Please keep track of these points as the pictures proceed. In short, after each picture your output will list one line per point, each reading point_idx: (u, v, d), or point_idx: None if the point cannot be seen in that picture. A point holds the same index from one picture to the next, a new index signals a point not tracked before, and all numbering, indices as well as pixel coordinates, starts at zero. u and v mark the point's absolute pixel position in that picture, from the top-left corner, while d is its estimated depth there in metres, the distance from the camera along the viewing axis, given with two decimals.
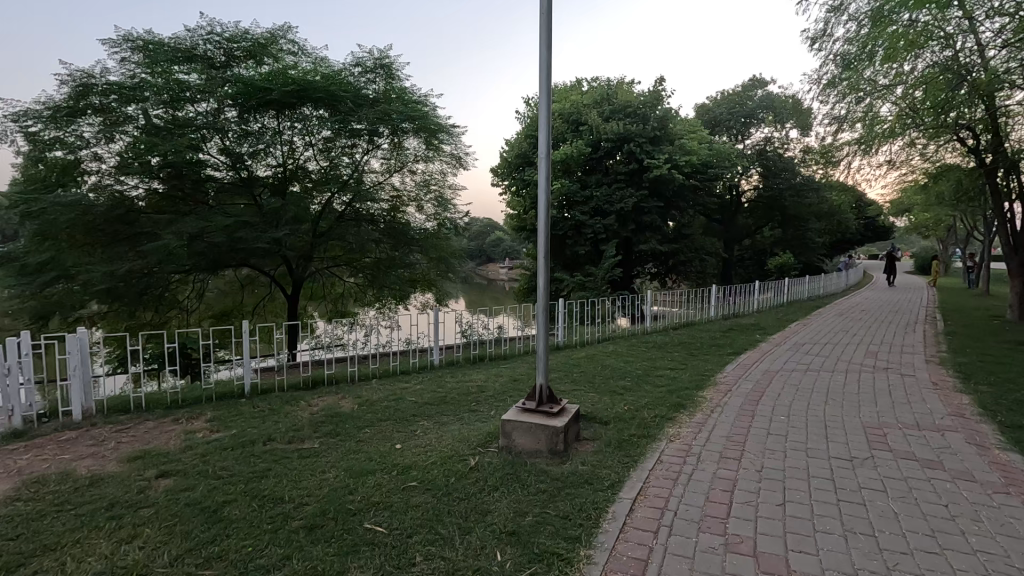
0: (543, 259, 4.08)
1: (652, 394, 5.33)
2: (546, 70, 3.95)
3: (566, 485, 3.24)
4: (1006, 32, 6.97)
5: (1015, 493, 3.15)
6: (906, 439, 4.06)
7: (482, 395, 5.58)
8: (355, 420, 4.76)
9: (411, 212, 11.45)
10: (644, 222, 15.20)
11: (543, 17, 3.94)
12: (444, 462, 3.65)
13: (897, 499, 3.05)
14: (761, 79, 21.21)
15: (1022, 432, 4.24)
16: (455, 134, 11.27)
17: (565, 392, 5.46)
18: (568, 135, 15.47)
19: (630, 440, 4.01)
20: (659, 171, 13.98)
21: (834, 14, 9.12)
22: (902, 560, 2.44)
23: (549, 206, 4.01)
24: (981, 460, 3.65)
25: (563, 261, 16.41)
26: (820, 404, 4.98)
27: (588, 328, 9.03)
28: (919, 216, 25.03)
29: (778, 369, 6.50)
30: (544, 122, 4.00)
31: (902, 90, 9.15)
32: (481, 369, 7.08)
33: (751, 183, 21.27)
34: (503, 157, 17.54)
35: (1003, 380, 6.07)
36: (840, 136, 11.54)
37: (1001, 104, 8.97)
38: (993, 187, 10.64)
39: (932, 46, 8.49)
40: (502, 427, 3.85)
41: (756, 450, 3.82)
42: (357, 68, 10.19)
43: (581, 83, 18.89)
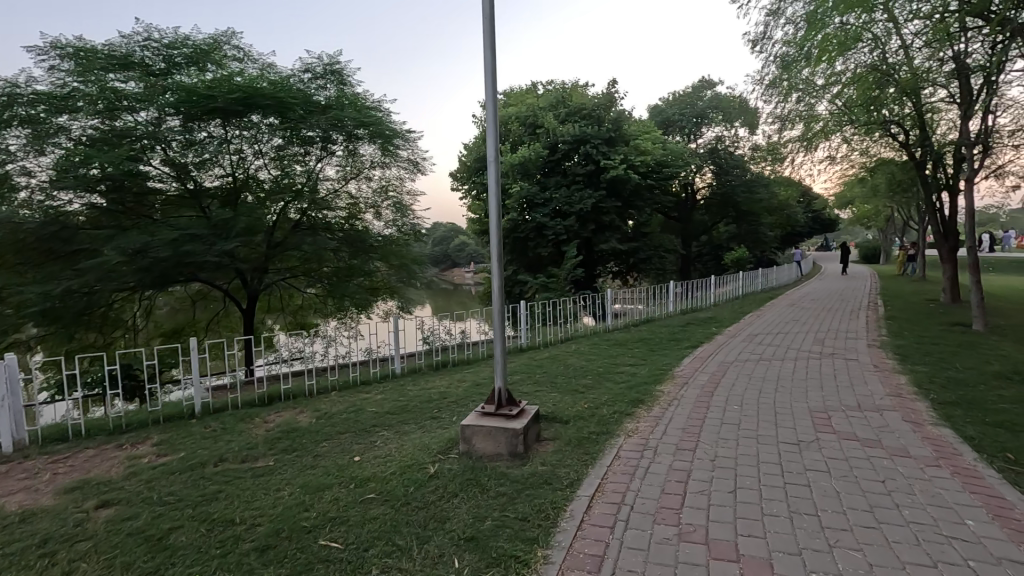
0: (496, 262, 4.09)
1: (612, 391, 5.41)
2: (491, 75, 3.97)
3: (525, 488, 3.24)
4: (926, 34, 7.44)
5: (945, 466, 3.36)
6: (848, 421, 4.27)
7: (445, 401, 5.52)
8: (313, 434, 4.64)
9: (369, 219, 11.26)
10: (604, 222, 15.44)
11: (487, 23, 3.96)
12: (403, 472, 3.60)
13: (839, 479, 3.20)
14: (710, 80, 21.90)
15: (952, 408, 4.53)
16: (411, 140, 11.17)
17: (527, 393, 5.47)
18: (525, 138, 15.60)
19: (590, 438, 4.06)
20: (615, 171, 14.26)
21: (772, 17, 9.51)
22: (842, 537, 2.56)
23: (501, 208, 4.02)
24: (916, 437, 3.88)
25: (526, 263, 16.49)
26: (771, 392, 5.17)
27: (551, 328, 9.08)
28: (861, 208, 26.42)
29: (731, 360, 6.71)
30: (492, 126, 4.03)
31: (836, 89, 9.62)
32: (444, 375, 7.00)
33: (705, 181, 21.93)
34: (462, 162, 17.51)
35: (937, 359, 6.46)
36: (784, 134, 12.04)
37: (925, 100, 9.57)
38: (922, 179, 11.30)
39: (862, 47, 8.96)
40: (462, 433, 3.83)
41: (709, 440, 3.94)
42: (307, 75, 9.99)
43: (537, 86, 19.11)
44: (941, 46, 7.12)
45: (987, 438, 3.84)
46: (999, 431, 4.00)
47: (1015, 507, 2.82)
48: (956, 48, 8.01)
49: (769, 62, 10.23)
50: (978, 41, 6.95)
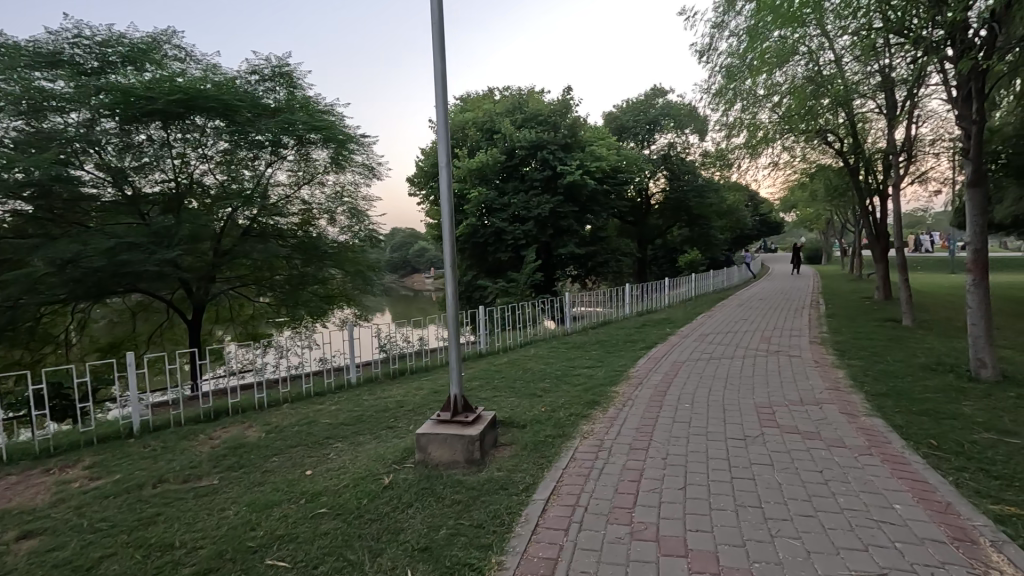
0: (450, 269, 4.07)
1: (569, 393, 5.48)
2: (441, 81, 3.97)
3: (480, 494, 3.23)
4: (854, 49, 7.94)
5: (876, 454, 3.57)
6: (791, 415, 4.48)
7: (402, 410, 5.42)
8: (262, 449, 4.47)
9: (324, 225, 10.97)
10: (562, 226, 15.62)
11: (436, 29, 3.96)
12: (357, 484, 3.50)
13: (782, 471, 3.34)
14: (661, 89, 22.58)
15: (883, 399, 4.84)
16: (365, 145, 10.98)
17: (486, 399, 5.45)
18: (482, 143, 15.64)
19: (546, 441, 4.10)
20: (572, 176, 14.49)
21: (717, 30, 9.92)
22: (783, 527, 2.67)
23: (454, 214, 4.00)
24: (851, 427, 4.11)
25: (486, 268, 16.47)
26: (720, 390, 5.36)
27: (510, 333, 9.09)
28: (804, 212, 27.89)
29: (684, 360, 6.93)
30: (443, 131, 4.01)
31: (776, 99, 10.12)
32: (402, 383, 6.88)
33: (659, 186, 22.59)
34: (419, 166, 17.35)
35: (872, 353, 6.87)
36: (731, 141, 12.56)
37: (856, 110, 10.21)
38: (855, 184, 12.04)
39: (799, 60, 9.43)
40: (417, 442, 3.77)
41: (662, 438, 4.05)
42: (254, 77, 9.66)
43: (493, 92, 19.19)
44: (868, 59, 7.60)
45: (913, 426, 4.12)
46: (923, 419, 4.29)
47: (936, 489, 3.03)
48: (882, 63, 8.54)
49: (715, 72, 10.64)
50: (900, 57, 7.47)
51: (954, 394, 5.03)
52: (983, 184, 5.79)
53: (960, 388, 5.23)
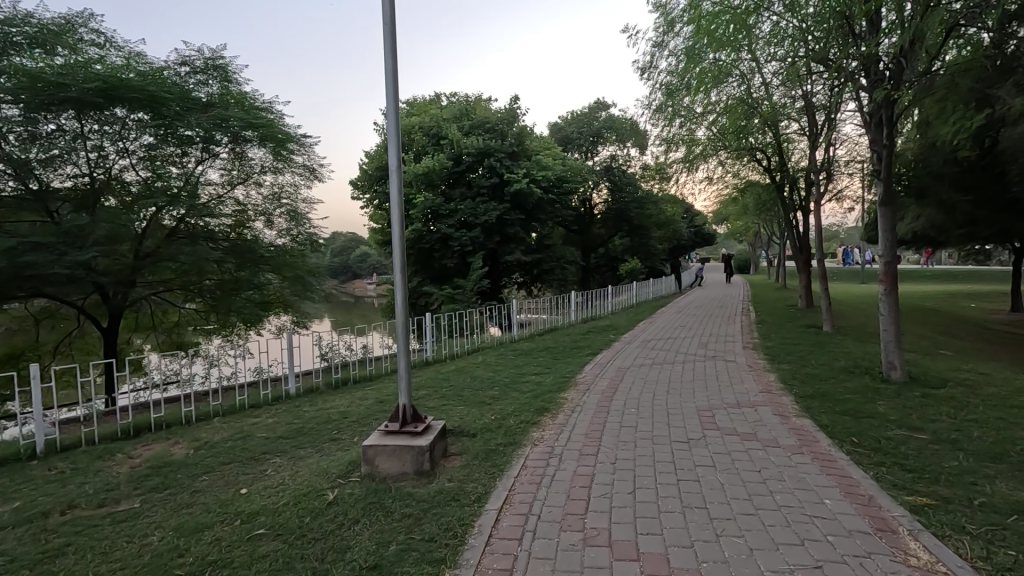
0: (399, 274, 3.95)
1: (519, 401, 5.48)
2: (392, 85, 3.93)
3: (432, 506, 3.14)
4: (779, 75, 8.54)
5: (807, 452, 3.82)
6: (729, 417, 4.71)
7: (345, 421, 5.22)
8: (191, 467, 4.14)
9: (260, 227, 10.42)
10: (509, 234, 15.68)
11: (388, 33, 3.92)
12: (298, 501, 3.31)
13: (723, 472, 3.50)
14: (604, 102, 23.29)
15: (810, 400, 5.18)
16: (307, 145, 10.60)
17: (433, 408, 5.33)
18: (429, 149, 15.51)
19: (497, 449, 4.07)
20: (519, 184, 14.63)
21: (657, 49, 10.36)
22: (727, 526, 2.79)
23: (403, 217, 3.90)
24: (784, 428, 4.37)
25: (432, 274, 16.26)
26: (663, 395, 5.55)
27: (457, 340, 8.96)
28: (734, 225, 29.64)
29: (628, 366, 7.13)
30: (394, 133, 3.92)
31: (712, 117, 10.67)
32: (345, 393, 6.62)
33: (601, 197, 23.28)
34: (363, 169, 16.91)
35: (798, 358, 7.37)
36: (670, 155, 13.16)
37: (783, 130, 10.97)
38: (781, 200, 12.93)
39: (732, 82, 9.77)
40: (364, 454, 3.63)
41: (610, 443, 4.13)
42: (184, 68, 9.05)
43: (440, 98, 19.05)
44: (792, 83, 8.20)
45: (835, 425, 4.44)
46: (845, 418, 4.65)
47: (860, 484, 3.28)
48: (804, 89, 9.19)
49: (656, 89, 11.07)
50: (820, 84, 8.14)
51: (869, 394, 5.47)
52: (891, 203, 6.38)
53: (874, 388, 5.72)
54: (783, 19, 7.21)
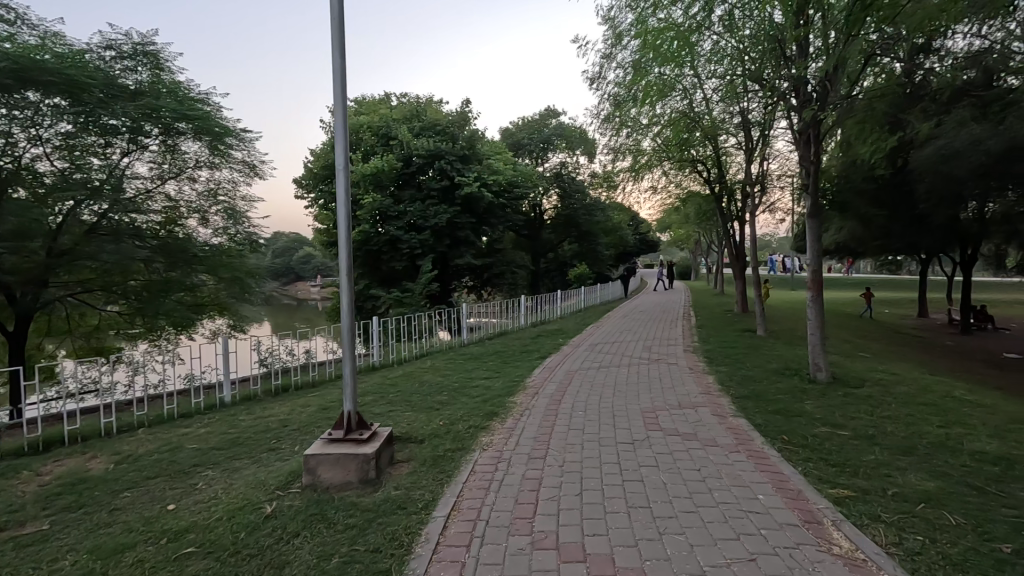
0: (345, 277, 3.83)
1: (468, 405, 5.44)
2: (340, 83, 3.82)
3: (377, 516, 3.04)
4: (719, 92, 9.00)
5: (743, 450, 4.01)
6: (672, 418, 4.88)
7: (286, 430, 4.99)
8: (110, 484, 3.82)
9: (193, 225, 9.85)
10: (459, 237, 15.59)
11: (336, 30, 3.81)
12: (232, 516, 3.12)
13: (666, 472, 3.62)
14: (554, 110, 23.67)
15: (745, 400, 5.47)
16: (246, 140, 10.12)
17: (380, 414, 5.19)
18: (378, 149, 15.20)
19: (445, 455, 4.01)
20: (470, 188, 14.61)
21: (606, 60, 10.66)
22: (669, 524, 2.88)
23: (350, 218, 3.79)
24: (722, 427, 4.58)
25: (379, 277, 15.88)
26: (609, 397, 5.68)
27: (405, 345, 8.79)
28: (677, 234, 30.92)
29: (576, 369, 7.25)
30: (341, 131, 3.81)
31: (657, 129, 11.08)
32: (285, 401, 6.32)
33: (551, 203, 23.65)
34: (308, 168, 16.33)
35: (734, 360, 7.76)
36: (617, 164, 13.56)
37: (722, 143, 11.54)
38: (719, 210, 13.60)
39: (676, 96, 10.17)
40: (305, 464, 3.48)
41: (558, 446, 4.18)
42: (110, 52, 8.38)
43: (390, 97, 18.73)
44: (731, 99, 8.65)
45: (768, 424, 4.70)
46: (777, 417, 4.92)
47: (790, 480, 3.47)
48: (741, 106, 9.72)
49: (604, 99, 11.38)
50: (755, 101, 8.63)
51: (798, 394, 5.83)
52: (818, 215, 6.86)
53: (803, 389, 6.11)
54: (722, 39, 7.59)
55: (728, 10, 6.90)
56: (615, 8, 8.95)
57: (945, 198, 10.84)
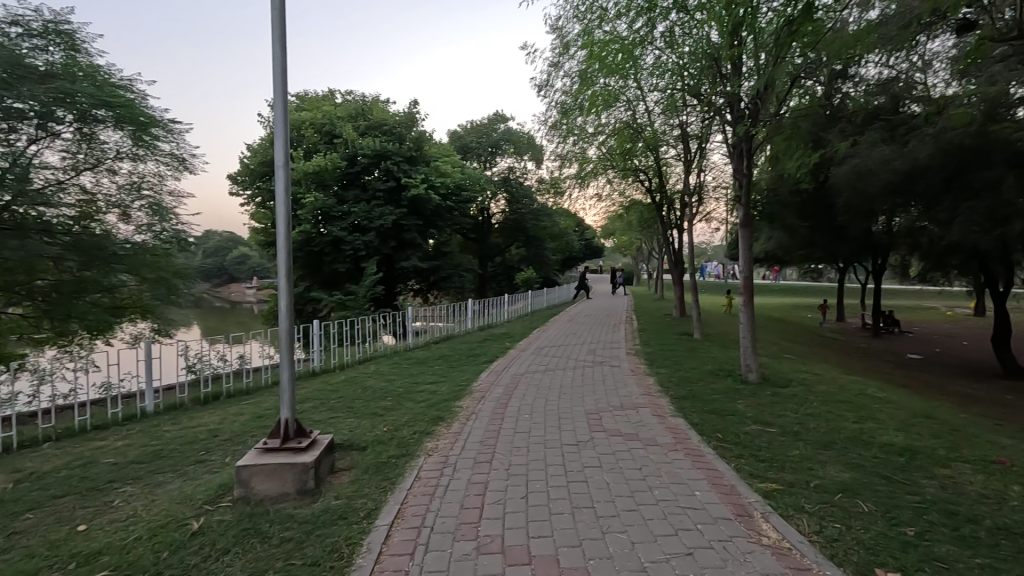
0: (284, 279, 3.65)
1: (412, 411, 5.33)
2: (281, 77, 3.67)
3: (316, 527, 2.92)
4: (660, 105, 9.37)
5: (680, 449, 4.18)
6: (615, 419, 5.01)
7: (216, 440, 4.69)
8: (8, 505, 3.44)
9: (113, 221, 9.11)
10: (405, 240, 15.31)
11: (278, 23, 3.67)
12: (153, 535, 2.89)
13: (609, 471, 3.70)
14: (503, 115, 23.80)
15: (683, 401, 5.70)
16: (175, 131, 9.51)
17: (320, 421, 4.99)
18: (321, 147, 14.72)
19: (388, 462, 3.91)
20: (417, 190, 14.38)
21: (553, 69, 10.86)
22: (612, 523, 2.94)
23: (289, 218, 3.63)
24: (661, 427, 4.75)
25: (321, 279, 15.31)
26: (555, 400, 5.75)
27: (347, 349, 8.50)
28: (621, 240, 31.87)
29: (523, 373, 7.29)
30: (281, 126, 3.64)
31: (602, 138, 11.38)
32: (215, 409, 5.94)
33: (499, 207, 23.76)
34: (244, 164, 15.55)
35: (673, 363, 8.07)
36: (564, 171, 13.82)
37: (663, 154, 12.02)
38: (660, 219, 14.14)
39: (620, 107, 10.49)
40: (237, 476, 3.29)
41: (504, 449, 4.18)
42: (16, 29, 7.63)
43: (334, 94, 18.17)
44: (672, 112, 9.02)
45: (704, 423, 4.92)
46: (712, 416, 5.17)
47: (723, 476, 3.65)
48: (680, 119, 10.17)
49: (551, 107, 11.59)
50: (693, 115, 9.05)
51: (731, 394, 6.14)
52: (750, 225, 7.27)
53: (736, 389, 6.44)
54: (664, 54, 7.90)
55: (670, 26, 7.22)
56: (563, 18, 9.13)
57: (859, 212, 11.82)
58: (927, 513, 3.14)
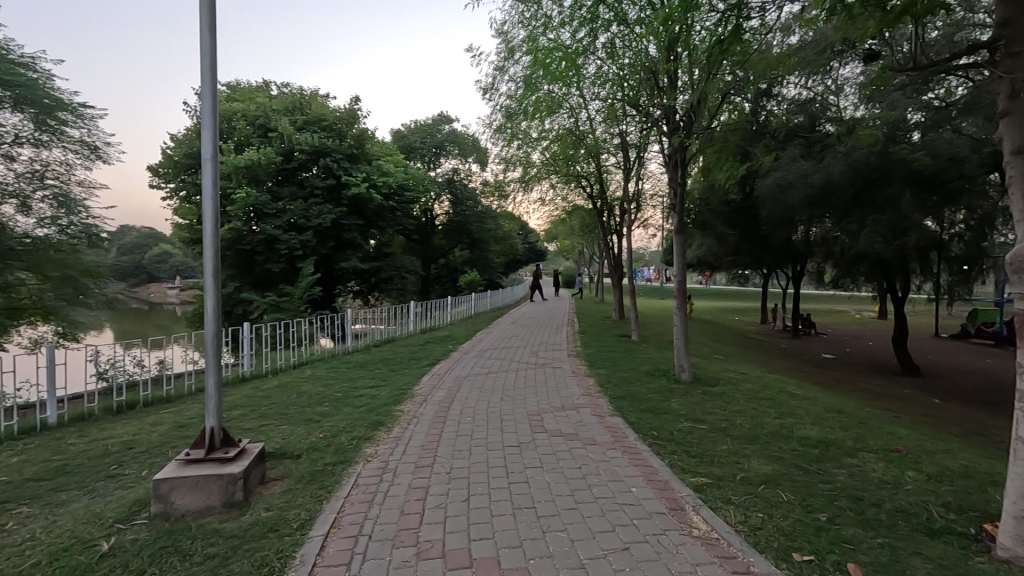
0: (211, 280, 3.44)
1: (351, 416, 5.17)
2: (210, 65, 3.46)
3: (245, 541, 2.76)
4: (601, 114, 9.66)
5: (618, 447, 4.31)
6: (556, 420, 5.09)
7: (130, 452, 4.33)
8: None
9: (10, 213, 8.36)
10: (345, 239, 14.82)
11: (207, 7, 3.46)
12: (54, 559, 2.62)
13: (550, 471, 3.76)
14: (448, 116, 23.66)
15: (621, 400, 5.88)
16: (82, 117, 9.09)
17: (250, 429, 4.71)
18: (255, 140, 14.02)
19: (324, 469, 3.77)
20: (357, 188, 13.95)
21: (498, 73, 10.93)
22: (553, 523, 2.97)
23: (218, 213, 3.42)
24: (601, 427, 4.87)
25: (253, 279, 14.52)
26: (498, 402, 5.76)
27: (280, 353, 8.10)
28: (563, 244, 32.48)
29: (465, 375, 7.26)
30: (209, 116, 3.42)
31: (546, 143, 11.56)
32: (130, 419, 5.48)
33: (443, 209, 23.59)
34: (167, 155, 14.51)
35: (613, 364, 8.31)
36: (508, 175, 13.93)
37: (604, 161, 12.36)
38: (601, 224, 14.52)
39: (563, 114, 10.71)
40: (155, 491, 3.05)
41: (446, 453, 4.14)
42: None
43: (269, 86, 17.36)
44: (612, 121, 9.30)
45: (641, 421, 5.10)
46: (648, 414, 5.36)
47: (658, 471, 3.80)
48: (620, 128, 10.50)
49: (496, 110, 11.66)
50: (632, 125, 9.39)
51: (666, 393, 6.41)
52: (683, 232, 7.64)
53: (671, 388, 6.73)
54: (605, 65, 8.14)
55: (611, 38, 7.46)
56: (508, 22, 9.20)
57: (781, 222, 12.70)
58: (837, 499, 3.43)
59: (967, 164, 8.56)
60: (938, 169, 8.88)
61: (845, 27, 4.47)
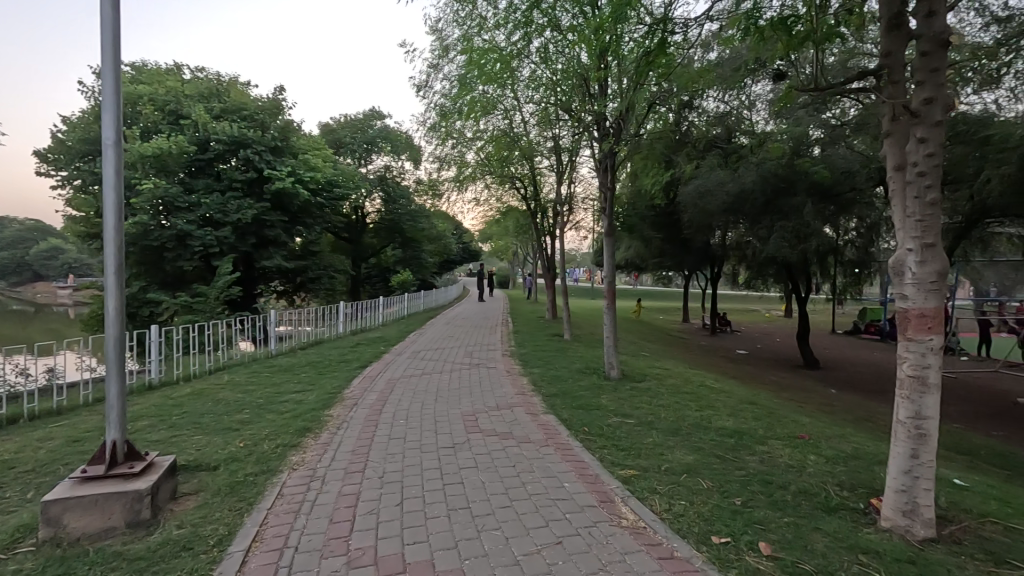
0: (113, 278, 3.12)
1: (275, 422, 4.90)
2: (112, 42, 3.15)
3: (152, 563, 2.53)
4: (534, 116, 9.81)
5: (551, 444, 4.39)
6: (490, 419, 5.10)
7: (12, 473, 3.83)
8: None
9: None
10: (267, 236, 13.99)
11: None
12: None
13: (484, 471, 3.76)
14: (379, 112, 23.09)
15: (554, 398, 6.01)
16: None
17: (158, 441, 4.33)
18: (165, 127, 12.93)
19: (245, 480, 3.54)
20: (281, 183, 13.19)
21: (432, 71, 10.80)
22: (487, 522, 2.98)
23: (121, 205, 3.12)
24: (534, 425, 4.94)
25: (162, 278, 13.36)
26: (431, 403, 5.69)
27: (194, 358, 7.52)
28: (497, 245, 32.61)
29: (397, 377, 7.10)
30: (110, 98, 3.11)
31: (480, 144, 11.57)
32: (12, 435, 4.86)
33: (374, 207, 22.96)
34: (59, 139, 13.03)
35: (546, 362, 8.46)
36: (442, 174, 13.80)
37: (536, 163, 12.56)
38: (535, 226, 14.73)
39: (498, 115, 10.76)
40: (46, 513, 2.74)
41: (378, 457, 4.03)
42: None
43: (181, 69, 16.07)
44: (545, 124, 9.47)
45: (573, 417, 5.24)
46: (580, 411, 5.51)
47: (589, 466, 3.92)
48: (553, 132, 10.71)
49: (430, 108, 11.53)
50: (565, 129, 9.62)
51: (597, 390, 6.63)
52: (613, 235, 7.94)
53: (601, 385, 6.96)
54: (538, 69, 8.28)
55: (544, 43, 7.61)
56: (443, 20, 9.14)
57: (701, 227, 13.53)
58: (750, 484, 3.70)
59: (858, 177, 9.56)
60: (834, 181, 9.84)
61: (757, 47, 4.84)
